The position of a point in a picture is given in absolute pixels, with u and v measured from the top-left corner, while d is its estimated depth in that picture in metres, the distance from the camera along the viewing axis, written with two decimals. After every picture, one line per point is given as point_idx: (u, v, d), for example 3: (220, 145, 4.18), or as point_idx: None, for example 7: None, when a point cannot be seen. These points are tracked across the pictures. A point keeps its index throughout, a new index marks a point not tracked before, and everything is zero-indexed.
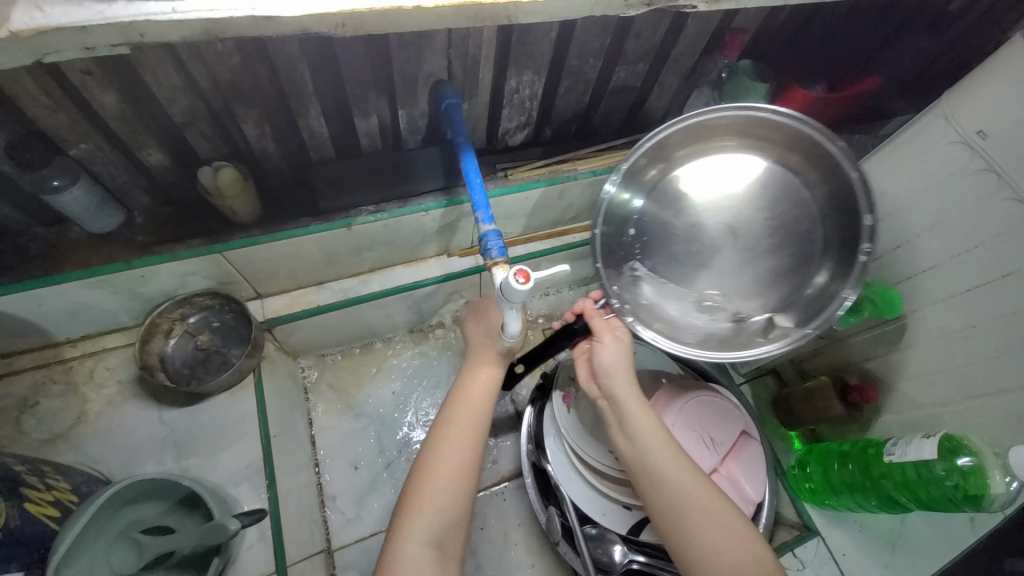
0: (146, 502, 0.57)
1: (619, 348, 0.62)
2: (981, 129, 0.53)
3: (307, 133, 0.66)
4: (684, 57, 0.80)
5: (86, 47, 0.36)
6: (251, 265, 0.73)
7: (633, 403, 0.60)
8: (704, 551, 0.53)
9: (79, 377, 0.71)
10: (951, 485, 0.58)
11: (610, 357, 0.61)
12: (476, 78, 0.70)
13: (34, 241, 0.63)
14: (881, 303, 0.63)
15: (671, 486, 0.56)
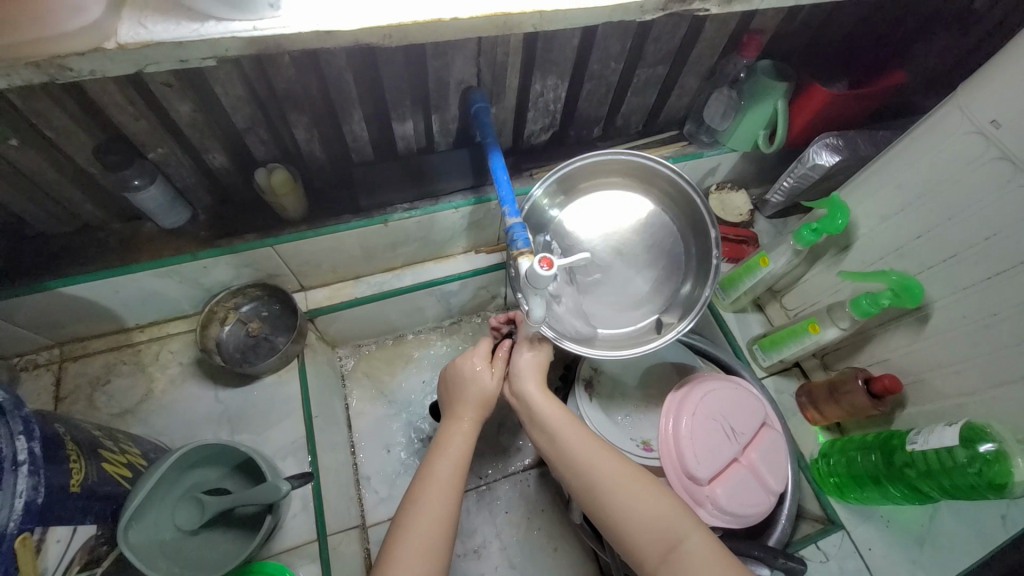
0: (206, 467, 0.63)
1: (536, 351, 0.70)
2: (995, 119, 0.54)
3: (349, 137, 0.72)
4: (703, 59, 0.83)
5: (181, 60, 0.42)
6: (297, 258, 0.79)
7: (542, 401, 0.66)
8: (630, 523, 0.56)
9: (146, 358, 0.79)
10: (974, 473, 0.58)
11: (525, 362, 0.69)
12: (503, 83, 0.75)
13: (113, 234, 0.71)
14: (901, 292, 0.65)
15: (589, 466, 0.60)
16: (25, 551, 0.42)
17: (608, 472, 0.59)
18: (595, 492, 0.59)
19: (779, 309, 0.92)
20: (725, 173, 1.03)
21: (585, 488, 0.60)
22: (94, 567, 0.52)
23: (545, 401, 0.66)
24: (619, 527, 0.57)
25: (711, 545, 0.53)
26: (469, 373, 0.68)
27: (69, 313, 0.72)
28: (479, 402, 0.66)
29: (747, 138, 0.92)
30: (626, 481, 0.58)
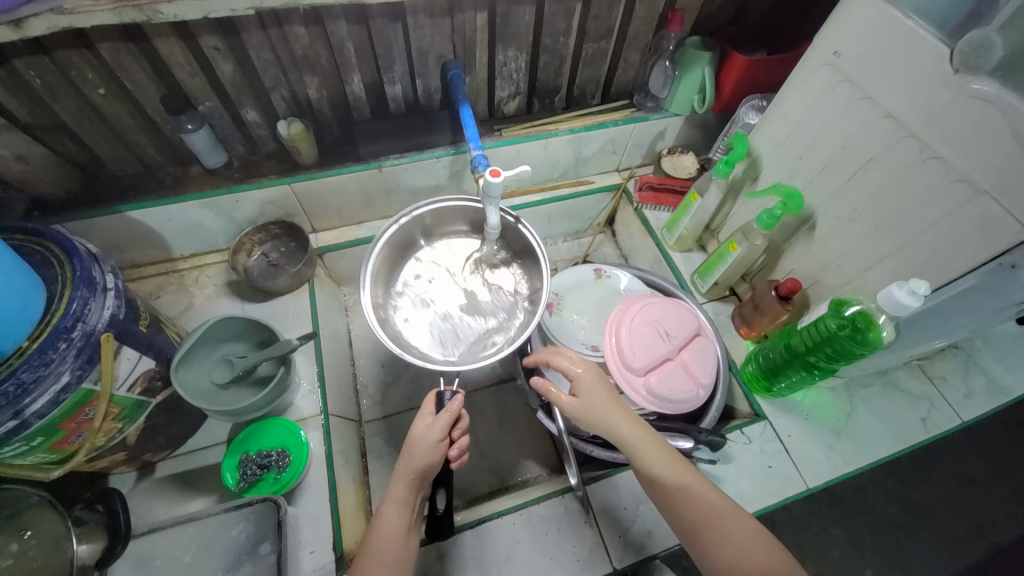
0: (234, 342, 0.80)
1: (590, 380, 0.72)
2: (836, 51, 0.71)
3: (352, 97, 0.92)
4: (640, 35, 1.01)
5: (231, 9, 0.67)
6: (310, 199, 0.98)
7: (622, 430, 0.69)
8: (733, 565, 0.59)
9: (188, 281, 0.99)
10: (846, 332, 0.73)
11: (589, 391, 0.71)
12: (473, 55, 0.94)
13: (168, 175, 0.92)
14: (787, 201, 0.80)
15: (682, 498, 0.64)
16: (105, 347, 0.58)
17: (699, 502, 0.63)
18: (693, 516, 0.63)
19: (717, 244, 1.08)
20: (674, 138, 1.20)
21: (683, 512, 0.63)
22: (147, 399, 0.69)
23: (624, 425, 0.69)
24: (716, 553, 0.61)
25: None
26: (411, 441, 0.65)
27: (131, 238, 0.91)
28: (416, 471, 0.64)
29: (685, 103, 1.09)
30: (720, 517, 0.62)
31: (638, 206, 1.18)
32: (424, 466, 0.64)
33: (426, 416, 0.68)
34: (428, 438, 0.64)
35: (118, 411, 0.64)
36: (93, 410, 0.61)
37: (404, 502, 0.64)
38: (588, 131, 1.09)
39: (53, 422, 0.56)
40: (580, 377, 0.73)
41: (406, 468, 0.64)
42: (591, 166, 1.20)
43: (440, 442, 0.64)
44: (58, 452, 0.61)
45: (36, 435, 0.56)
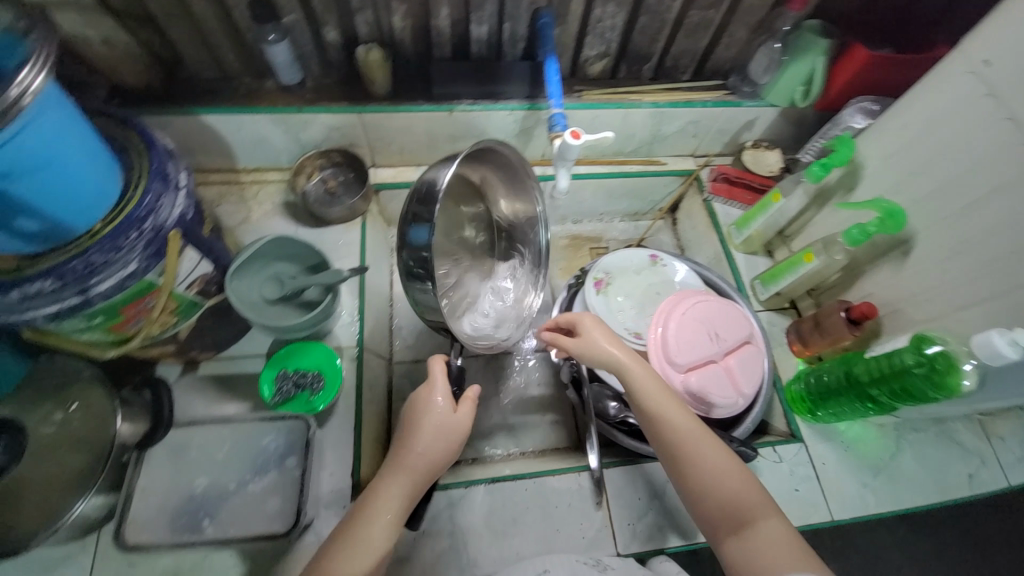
0: (286, 263, 0.81)
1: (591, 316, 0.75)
2: (986, 59, 0.62)
3: (435, 32, 0.88)
4: (754, 9, 0.92)
5: None
6: (376, 132, 0.96)
7: (624, 354, 0.70)
8: (706, 487, 0.62)
9: (247, 194, 1.00)
10: (921, 373, 0.67)
11: (591, 326, 0.74)
12: (570, 6, 0.88)
13: (242, 85, 0.91)
14: (886, 218, 0.74)
15: (675, 427, 0.65)
16: (172, 244, 0.58)
17: (689, 434, 0.65)
18: (674, 446, 0.65)
19: (787, 252, 1.01)
20: (763, 130, 1.10)
21: (668, 440, 0.65)
22: (201, 300, 0.70)
23: (645, 376, 0.69)
24: (722, 523, 0.60)
25: (780, 528, 0.58)
26: (413, 415, 0.67)
27: (201, 142, 0.92)
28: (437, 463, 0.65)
29: (786, 93, 1.00)
30: (709, 450, 0.64)
31: (708, 196, 1.12)
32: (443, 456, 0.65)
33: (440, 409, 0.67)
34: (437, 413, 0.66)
35: (175, 306, 0.66)
36: (152, 301, 0.61)
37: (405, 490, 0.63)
38: (674, 107, 1.01)
39: (115, 305, 0.57)
40: (585, 329, 0.74)
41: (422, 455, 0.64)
42: (667, 146, 1.12)
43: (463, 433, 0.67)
44: (116, 335, 0.63)
45: (98, 314, 0.57)
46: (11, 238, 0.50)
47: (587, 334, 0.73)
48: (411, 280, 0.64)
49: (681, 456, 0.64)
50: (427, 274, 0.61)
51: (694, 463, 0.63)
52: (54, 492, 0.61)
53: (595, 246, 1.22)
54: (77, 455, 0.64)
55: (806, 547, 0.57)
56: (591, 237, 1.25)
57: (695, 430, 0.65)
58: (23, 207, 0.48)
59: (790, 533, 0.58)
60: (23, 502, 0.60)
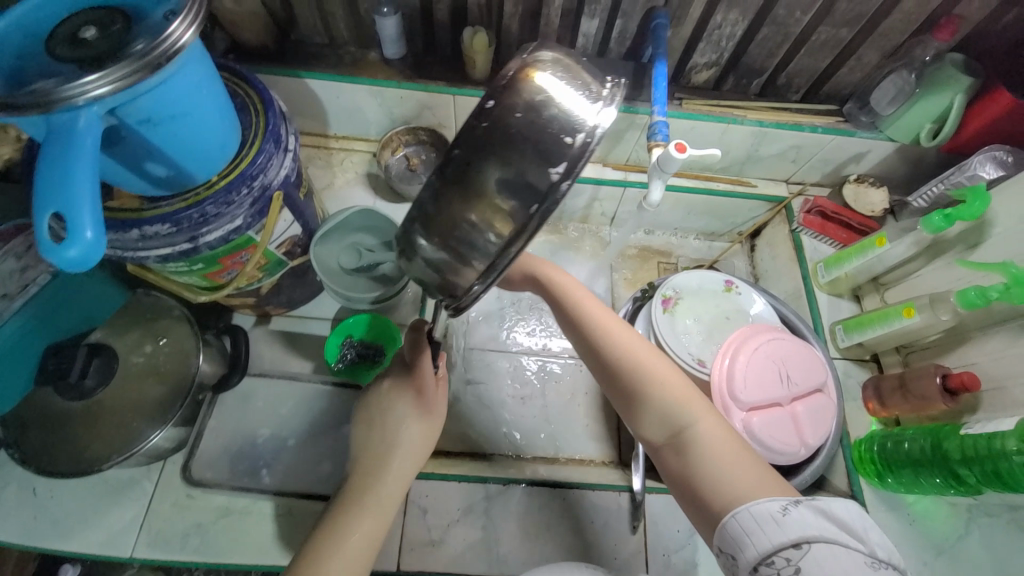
0: (365, 235, 0.81)
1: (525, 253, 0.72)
2: None
3: (544, 20, 0.86)
4: (891, 33, 0.84)
5: None
6: (466, 116, 0.96)
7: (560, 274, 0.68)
8: (644, 404, 0.59)
9: (334, 161, 1.03)
10: (1017, 462, 0.61)
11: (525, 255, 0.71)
12: (688, 9, 0.83)
13: (348, 53, 0.92)
14: (1013, 286, 0.66)
15: (610, 341, 0.62)
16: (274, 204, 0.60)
17: (628, 347, 0.61)
18: (610, 363, 0.62)
19: (877, 300, 0.94)
20: (871, 165, 1.02)
21: (605, 357, 0.62)
22: (288, 260, 0.72)
23: (584, 296, 0.66)
24: (664, 437, 0.57)
25: (720, 431, 0.55)
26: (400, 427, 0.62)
27: (299, 105, 0.95)
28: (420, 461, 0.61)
29: (910, 129, 0.92)
30: (643, 360, 0.60)
31: (798, 227, 1.04)
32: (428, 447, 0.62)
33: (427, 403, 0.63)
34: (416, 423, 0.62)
35: (264, 263, 0.68)
36: (247, 256, 0.64)
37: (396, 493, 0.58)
38: (779, 129, 0.95)
39: (216, 255, 0.60)
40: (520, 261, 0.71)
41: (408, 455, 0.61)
42: (762, 168, 1.06)
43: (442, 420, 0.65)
44: (209, 281, 0.66)
45: (199, 261, 0.60)
46: (137, 180, 0.53)
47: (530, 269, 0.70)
48: (413, 226, 0.46)
49: (619, 372, 0.61)
50: (449, 251, 0.45)
51: (636, 378, 0.60)
52: (130, 420, 0.66)
53: (664, 261, 1.17)
54: (158, 387, 0.69)
55: (749, 448, 0.54)
56: (661, 252, 1.19)
57: (631, 342, 0.62)
58: (154, 153, 0.50)
59: (729, 434, 0.55)
60: (105, 422, 0.66)
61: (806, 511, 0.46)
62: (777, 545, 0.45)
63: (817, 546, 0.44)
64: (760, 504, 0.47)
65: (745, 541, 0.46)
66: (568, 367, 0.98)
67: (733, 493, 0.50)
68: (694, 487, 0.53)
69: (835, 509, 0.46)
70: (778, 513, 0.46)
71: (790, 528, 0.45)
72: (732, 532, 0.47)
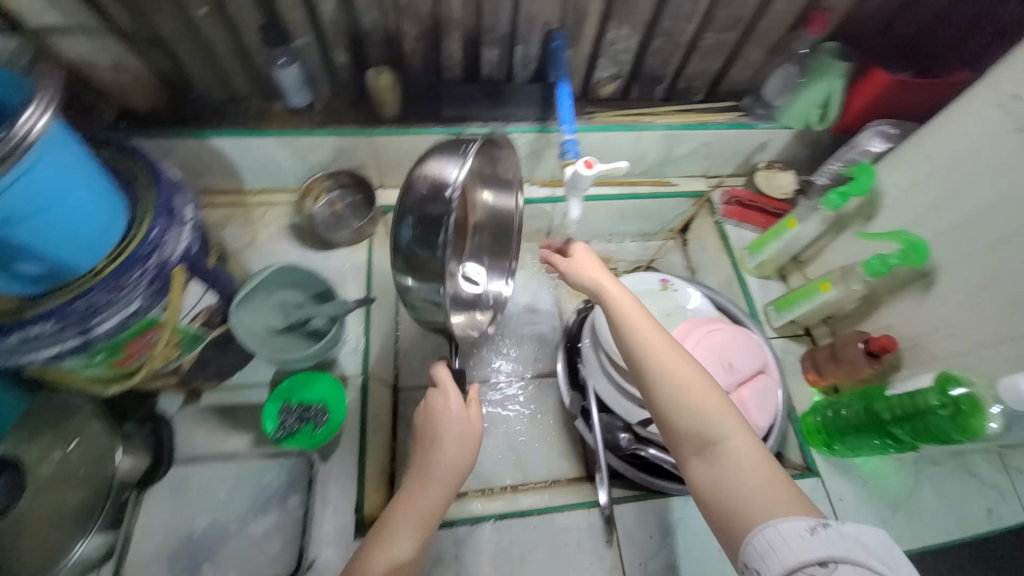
0: (291, 290, 0.79)
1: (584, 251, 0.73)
2: (1017, 91, 0.60)
3: (446, 53, 0.86)
4: (769, 32, 0.90)
5: None
6: (385, 155, 0.95)
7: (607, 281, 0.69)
8: (676, 411, 0.58)
9: (254, 216, 0.99)
10: (942, 417, 0.65)
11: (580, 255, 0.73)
12: (582, 29, 0.86)
13: (251, 107, 0.90)
14: (909, 251, 0.72)
15: (649, 348, 0.62)
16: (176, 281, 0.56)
17: (664, 354, 0.61)
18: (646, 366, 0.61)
19: (800, 277, 1.00)
20: (776, 151, 1.08)
21: (641, 362, 0.62)
22: (208, 331, 0.70)
23: (626, 303, 0.66)
24: (693, 447, 0.57)
25: (750, 447, 0.54)
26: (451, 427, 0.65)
27: (207, 165, 0.91)
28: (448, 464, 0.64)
29: (801, 116, 0.98)
30: (680, 368, 0.60)
31: (721, 218, 1.10)
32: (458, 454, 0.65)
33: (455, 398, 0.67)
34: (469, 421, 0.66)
35: (178, 340, 0.64)
36: (156, 336, 0.60)
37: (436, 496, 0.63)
38: (686, 130, 1.00)
39: (118, 343, 0.56)
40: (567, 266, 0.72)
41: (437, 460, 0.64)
42: (679, 167, 1.10)
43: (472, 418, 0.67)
44: (119, 369, 0.62)
45: (99, 352, 0.56)
46: (8, 281, 0.49)
47: (575, 272, 0.71)
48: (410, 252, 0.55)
49: (655, 378, 0.60)
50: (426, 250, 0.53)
51: (671, 385, 0.59)
52: (48, 535, 0.63)
53: None
54: (77, 492, 0.66)
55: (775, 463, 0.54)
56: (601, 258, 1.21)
57: (668, 349, 0.61)
58: (25, 250, 0.48)
59: (757, 447, 0.55)
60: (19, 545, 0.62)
61: (834, 532, 0.46)
62: (802, 563, 0.45)
63: (844, 566, 0.44)
64: (788, 521, 0.48)
65: (770, 559, 0.47)
66: (525, 389, 0.97)
67: (756, 505, 0.50)
68: (718, 496, 0.53)
69: (864, 534, 0.46)
70: (805, 532, 0.46)
71: (815, 547, 0.45)
72: (757, 549, 0.48)
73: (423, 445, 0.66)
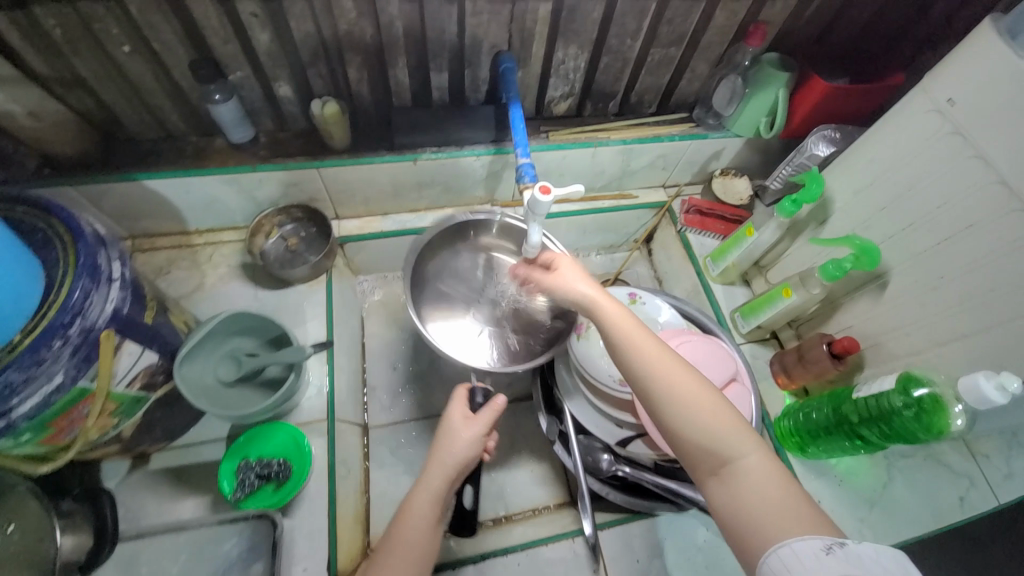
0: (242, 337, 0.75)
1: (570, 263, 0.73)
2: (951, 97, 0.63)
3: (393, 81, 0.84)
4: (713, 45, 0.92)
5: None
6: (338, 186, 0.92)
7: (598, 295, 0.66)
8: (685, 428, 0.56)
9: (201, 258, 0.94)
10: (908, 418, 0.67)
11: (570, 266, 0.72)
12: (530, 50, 0.86)
13: (190, 144, 0.85)
14: (861, 255, 0.74)
15: (649, 362, 0.59)
16: (105, 346, 0.52)
17: (665, 368, 0.59)
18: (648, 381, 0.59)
19: (763, 283, 1.01)
20: (730, 159, 1.11)
21: (643, 376, 0.59)
22: (150, 393, 0.64)
23: (620, 314, 0.64)
24: (706, 468, 0.54)
25: (765, 465, 0.52)
26: (455, 434, 0.67)
27: (144, 208, 0.86)
28: (453, 462, 0.66)
29: (750, 124, 1.00)
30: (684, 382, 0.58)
31: (683, 228, 1.10)
32: (462, 455, 0.66)
33: (462, 409, 0.70)
34: (473, 431, 0.67)
35: (114, 407, 0.59)
36: (88, 407, 0.55)
37: (434, 492, 0.64)
38: (642, 143, 1.00)
39: (44, 420, 0.51)
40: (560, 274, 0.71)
41: (442, 456, 0.66)
42: (638, 179, 1.11)
43: (478, 433, 0.68)
44: (48, 446, 0.56)
45: (24, 431, 0.51)
46: None
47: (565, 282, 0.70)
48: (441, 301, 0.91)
49: (658, 394, 0.58)
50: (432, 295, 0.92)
51: (676, 401, 0.57)
52: None
53: None
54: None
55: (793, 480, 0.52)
56: None
57: (670, 363, 0.59)
58: None
59: (777, 467, 0.53)
60: None
61: (853, 553, 0.43)
62: None
63: None
64: (805, 540, 0.45)
65: None
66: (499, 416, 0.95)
67: (774, 526, 0.48)
68: (735, 518, 0.51)
69: (884, 556, 0.43)
70: (821, 552, 0.44)
71: (831, 567, 0.43)
72: (772, 569, 0.45)
73: (432, 446, 0.68)
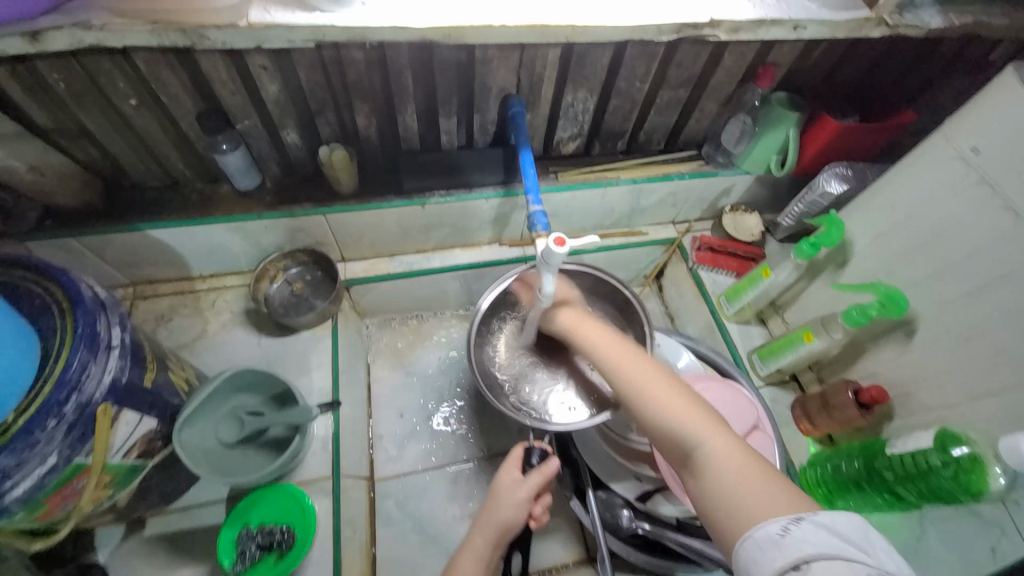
0: (245, 394, 0.72)
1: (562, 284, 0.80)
2: (975, 146, 0.62)
3: (402, 126, 0.83)
4: (722, 86, 0.91)
5: (288, 39, 0.62)
6: (345, 230, 0.90)
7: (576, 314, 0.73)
8: (653, 422, 0.57)
9: (204, 304, 0.92)
10: (947, 477, 0.64)
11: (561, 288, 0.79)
12: (539, 93, 0.85)
13: (194, 191, 0.84)
14: (887, 302, 0.72)
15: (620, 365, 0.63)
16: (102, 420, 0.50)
17: (632, 367, 0.62)
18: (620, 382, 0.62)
19: (780, 323, 0.98)
20: (740, 195, 1.09)
21: (616, 378, 0.63)
22: (148, 458, 0.61)
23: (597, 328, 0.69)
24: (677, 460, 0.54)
25: (729, 449, 0.51)
26: (503, 495, 0.64)
27: (147, 255, 0.84)
28: (497, 526, 0.63)
29: (761, 162, 0.99)
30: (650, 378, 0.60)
31: (694, 265, 1.08)
32: (509, 518, 0.62)
33: (513, 471, 0.67)
34: (519, 493, 0.63)
35: (110, 478, 0.56)
36: (82, 482, 0.52)
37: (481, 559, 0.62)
38: (651, 182, 0.99)
39: (37, 500, 0.49)
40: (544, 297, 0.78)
41: (489, 519, 0.63)
42: (647, 216, 1.10)
43: (525, 501, 0.63)
44: (41, 523, 0.53)
45: (17, 511, 0.48)
46: None
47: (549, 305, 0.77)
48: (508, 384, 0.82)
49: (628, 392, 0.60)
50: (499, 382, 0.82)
51: (643, 396, 0.59)
52: None
53: None
54: None
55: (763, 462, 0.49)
56: None
57: (637, 363, 0.62)
58: None
59: (741, 450, 0.51)
60: None
61: (807, 527, 0.41)
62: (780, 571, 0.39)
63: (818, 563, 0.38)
64: (767, 521, 0.43)
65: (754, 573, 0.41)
66: None
67: (742, 516, 0.45)
68: (704, 507, 0.49)
69: (836, 521, 0.41)
70: (777, 535, 0.41)
71: (790, 547, 0.40)
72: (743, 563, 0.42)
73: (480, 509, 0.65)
